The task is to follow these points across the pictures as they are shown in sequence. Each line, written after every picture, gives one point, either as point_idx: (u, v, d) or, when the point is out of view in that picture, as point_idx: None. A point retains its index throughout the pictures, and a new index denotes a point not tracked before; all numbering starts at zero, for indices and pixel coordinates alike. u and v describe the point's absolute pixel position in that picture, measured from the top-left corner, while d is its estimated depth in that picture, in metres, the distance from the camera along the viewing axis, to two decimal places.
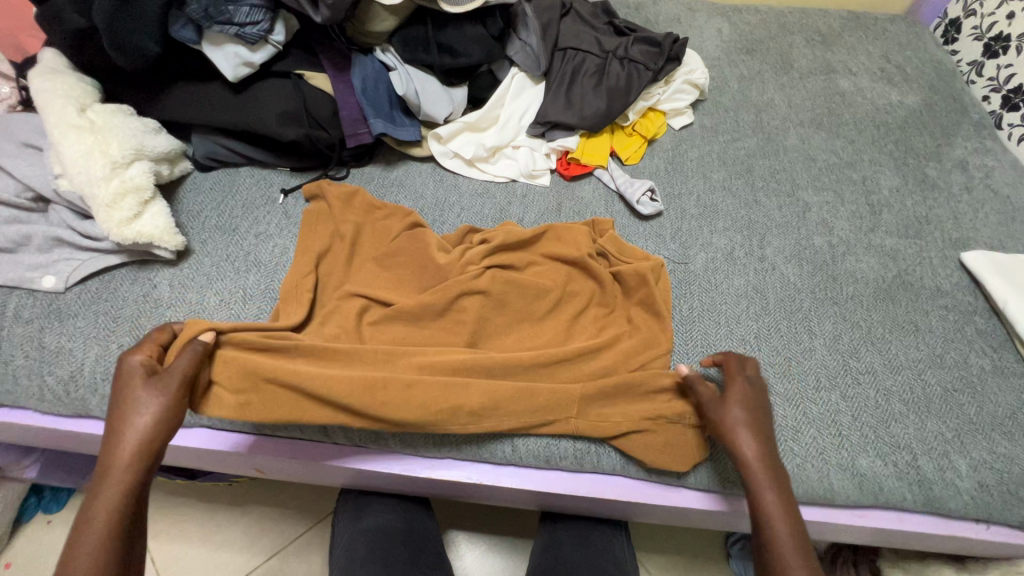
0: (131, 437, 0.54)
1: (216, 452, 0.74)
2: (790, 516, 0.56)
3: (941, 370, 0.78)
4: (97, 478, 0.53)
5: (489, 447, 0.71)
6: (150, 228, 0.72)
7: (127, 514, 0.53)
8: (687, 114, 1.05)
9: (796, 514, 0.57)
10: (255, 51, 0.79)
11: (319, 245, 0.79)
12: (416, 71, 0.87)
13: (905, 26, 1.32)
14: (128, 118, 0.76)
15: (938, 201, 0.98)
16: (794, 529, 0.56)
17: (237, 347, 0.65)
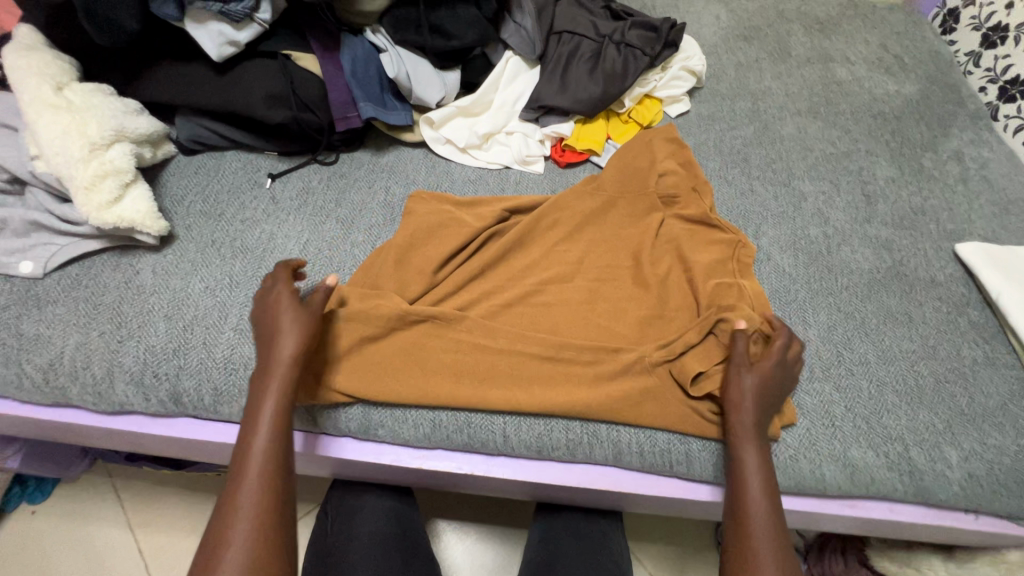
0: (274, 371, 0.60)
1: (200, 443, 0.72)
2: (772, 515, 0.60)
3: (934, 362, 0.77)
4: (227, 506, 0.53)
5: (479, 438, 0.70)
6: (132, 212, 0.70)
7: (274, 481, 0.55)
8: (684, 101, 1.03)
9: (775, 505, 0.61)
10: (240, 30, 0.76)
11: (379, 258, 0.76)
12: (408, 54, 0.85)
13: (904, 14, 1.31)
14: (108, 97, 0.74)
15: (933, 192, 0.98)
16: (771, 514, 0.60)
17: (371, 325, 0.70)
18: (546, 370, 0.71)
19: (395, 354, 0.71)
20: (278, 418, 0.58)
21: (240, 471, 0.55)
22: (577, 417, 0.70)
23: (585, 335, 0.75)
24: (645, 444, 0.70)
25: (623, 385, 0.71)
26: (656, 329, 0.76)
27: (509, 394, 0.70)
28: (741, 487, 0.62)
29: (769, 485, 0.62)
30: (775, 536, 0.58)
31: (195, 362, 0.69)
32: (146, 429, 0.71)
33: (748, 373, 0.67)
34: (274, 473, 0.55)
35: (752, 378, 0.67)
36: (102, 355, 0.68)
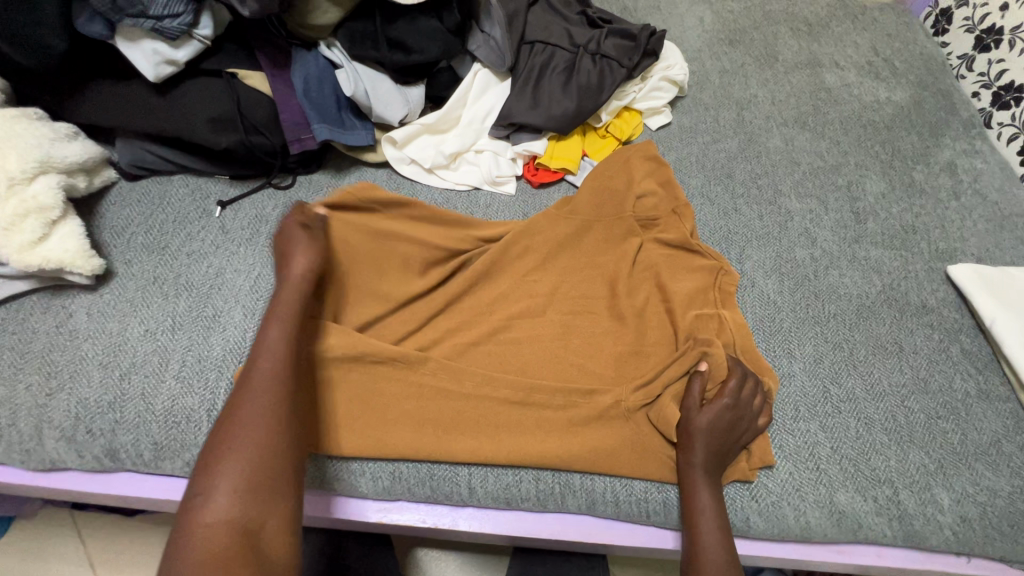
0: (282, 301, 0.59)
1: (144, 499, 0.67)
2: (726, 547, 0.60)
3: (925, 396, 0.73)
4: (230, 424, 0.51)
5: (443, 489, 0.66)
6: (59, 252, 0.64)
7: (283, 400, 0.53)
8: (665, 113, 0.98)
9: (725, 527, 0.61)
10: (178, 48, 0.70)
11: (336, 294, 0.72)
12: (366, 69, 0.79)
13: (895, 15, 1.26)
14: (33, 123, 0.67)
15: (925, 208, 0.93)
16: (719, 529, 0.61)
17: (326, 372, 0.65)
18: (515, 417, 0.67)
19: (352, 399, 0.66)
20: (283, 346, 0.56)
21: (237, 397, 0.52)
22: (547, 466, 0.66)
23: (557, 376, 0.71)
24: (620, 493, 0.66)
25: (599, 432, 0.67)
26: (634, 365, 0.72)
27: (475, 445, 0.66)
28: (694, 524, 0.61)
29: (724, 527, 0.61)
30: (721, 536, 0.60)
31: (132, 415, 0.63)
32: (83, 487, 0.65)
33: (704, 412, 0.65)
34: (280, 391, 0.54)
35: (708, 419, 0.64)
36: (30, 411, 0.63)
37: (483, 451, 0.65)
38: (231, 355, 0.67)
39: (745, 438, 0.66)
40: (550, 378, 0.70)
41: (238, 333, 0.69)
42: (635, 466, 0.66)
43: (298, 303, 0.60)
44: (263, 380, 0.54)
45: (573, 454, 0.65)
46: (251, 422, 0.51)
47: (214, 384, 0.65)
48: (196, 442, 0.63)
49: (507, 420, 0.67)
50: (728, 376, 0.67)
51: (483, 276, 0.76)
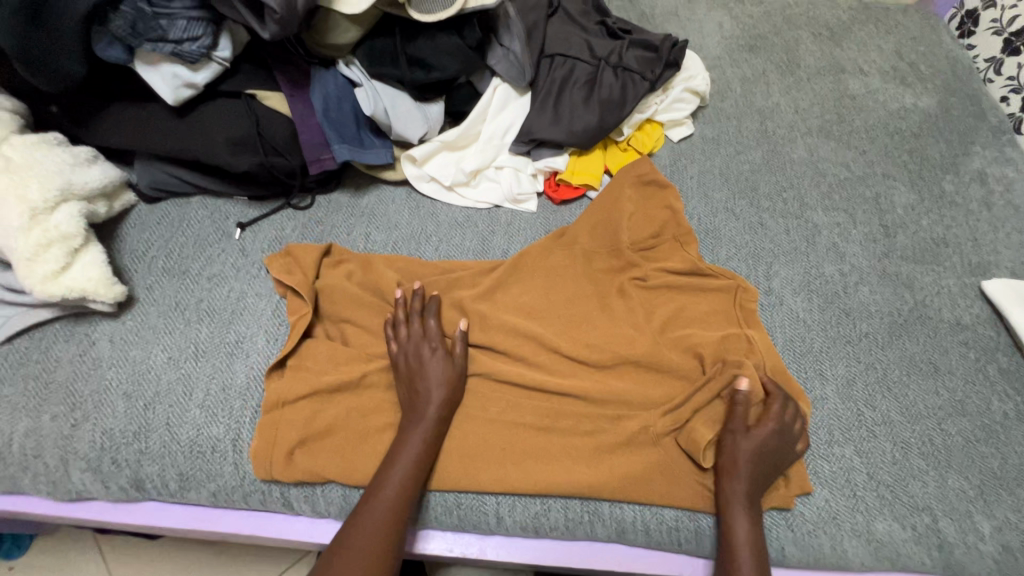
0: (424, 409, 0.63)
1: (169, 529, 0.66)
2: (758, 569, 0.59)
3: (962, 419, 0.71)
4: (346, 548, 0.55)
5: (470, 519, 0.65)
6: (82, 281, 0.63)
7: (393, 528, 0.57)
8: (687, 124, 0.96)
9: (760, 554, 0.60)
10: (197, 70, 0.69)
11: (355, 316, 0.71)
12: (385, 87, 0.78)
13: (918, 17, 1.23)
14: (54, 149, 0.67)
15: (956, 219, 0.91)
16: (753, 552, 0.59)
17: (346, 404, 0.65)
18: (543, 443, 0.66)
19: (384, 429, 0.65)
20: (411, 469, 0.60)
21: (355, 529, 0.57)
22: (576, 494, 0.65)
23: (582, 400, 0.69)
24: (651, 522, 0.65)
25: (627, 459, 0.66)
26: (662, 386, 0.70)
27: (504, 474, 0.64)
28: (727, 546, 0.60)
29: (760, 557, 0.59)
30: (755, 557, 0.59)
31: (157, 446, 0.63)
32: (108, 517, 0.65)
33: (744, 440, 0.63)
34: (396, 521, 0.57)
35: (751, 446, 0.63)
36: (55, 442, 0.62)
37: (515, 481, 0.64)
38: (254, 383, 0.66)
39: (788, 465, 0.65)
40: (578, 403, 0.69)
41: (261, 359, 0.68)
42: (667, 494, 0.64)
43: (444, 404, 0.64)
44: (376, 515, 0.57)
45: (603, 483, 0.64)
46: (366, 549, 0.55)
47: (238, 413, 0.65)
48: (222, 472, 0.63)
49: (534, 449, 0.66)
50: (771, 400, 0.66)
51: (506, 297, 0.75)
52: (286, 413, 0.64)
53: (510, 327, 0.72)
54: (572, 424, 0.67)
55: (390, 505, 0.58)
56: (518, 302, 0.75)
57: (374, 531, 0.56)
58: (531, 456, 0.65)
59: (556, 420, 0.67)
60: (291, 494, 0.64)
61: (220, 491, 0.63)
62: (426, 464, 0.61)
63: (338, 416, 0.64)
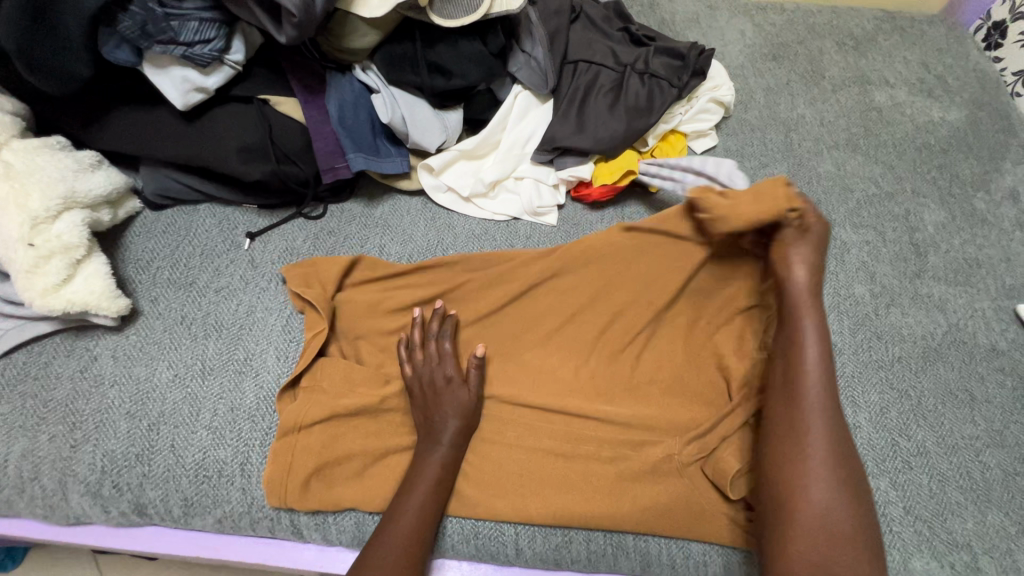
0: (441, 432, 0.60)
1: (172, 556, 0.63)
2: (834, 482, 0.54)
3: (1001, 450, 0.68)
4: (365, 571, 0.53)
5: (488, 549, 0.62)
6: (85, 294, 0.60)
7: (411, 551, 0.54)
8: (711, 136, 0.93)
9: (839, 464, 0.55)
10: (208, 74, 0.66)
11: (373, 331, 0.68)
12: (403, 94, 0.75)
13: (944, 28, 1.20)
14: (56, 155, 0.64)
15: (988, 239, 0.88)
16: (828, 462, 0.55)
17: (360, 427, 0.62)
18: (561, 470, 0.63)
19: (400, 455, 0.62)
20: (430, 489, 0.58)
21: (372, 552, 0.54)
22: (599, 526, 0.62)
23: (604, 427, 0.66)
24: (678, 556, 0.62)
25: (651, 488, 0.62)
26: (687, 411, 0.67)
27: (524, 503, 0.61)
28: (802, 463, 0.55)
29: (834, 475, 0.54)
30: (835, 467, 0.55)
31: (161, 469, 0.60)
32: (108, 543, 0.62)
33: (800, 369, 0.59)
34: (416, 544, 0.55)
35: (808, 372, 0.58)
36: (53, 464, 0.59)
37: (535, 512, 0.60)
38: (264, 404, 0.63)
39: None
40: (601, 428, 0.65)
41: (272, 378, 0.65)
42: (694, 525, 0.61)
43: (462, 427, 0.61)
44: (392, 540, 0.54)
45: (626, 514, 0.61)
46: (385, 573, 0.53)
47: (247, 435, 0.62)
48: (229, 498, 0.60)
49: (556, 478, 0.62)
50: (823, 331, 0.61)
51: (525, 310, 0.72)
52: (300, 437, 0.60)
53: (529, 347, 0.69)
54: (594, 450, 0.64)
55: (411, 531, 0.55)
56: (539, 317, 0.71)
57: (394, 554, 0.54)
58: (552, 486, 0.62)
59: (577, 446, 0.64)
60: (300, 522, 0.60)
61: (227, 518, 0.60)
62: (443, 489, 0.58)
63: (354, 442, 0.61)
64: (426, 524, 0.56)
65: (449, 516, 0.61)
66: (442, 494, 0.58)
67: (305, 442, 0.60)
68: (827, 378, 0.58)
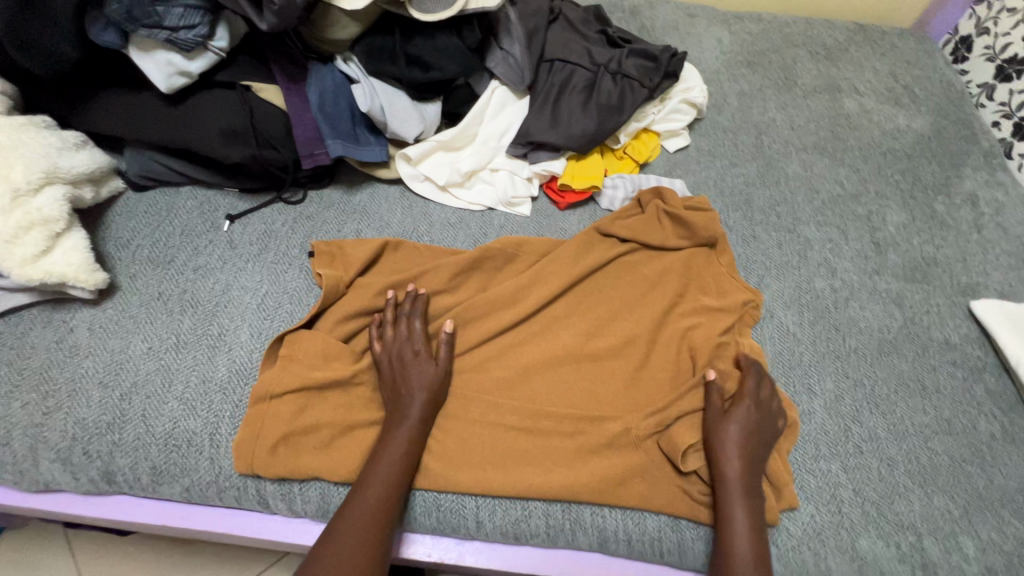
0: (409, 403, 0.63)
1: (141, 525, 0.64)
2: (757, 557, 0.58)
3: (948, 438, 0.71)
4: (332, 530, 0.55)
5: (449, 522, 0.63)
6: (62, 266, 0.62)
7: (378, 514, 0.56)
8: (683, 135, 0.96)
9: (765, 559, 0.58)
10: (192, 59, 0.68)
11: (347, 304, 0.69)
12: (383, 85, 0.77)
13: (913, 41, 1.25)
14: (40, 132, 0.66)
15: (946, 240, 0.91)
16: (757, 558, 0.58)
17: (330, 399, 0.64)
18: (524, 445, 0.65)
19: (367, 426, 0.64)
20: (397, 457, 0.60)
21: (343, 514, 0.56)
22: (559, 499, 0.64)
23: (567, 404, 0.68)
24: (633, 532, 0.64)
25: (607, 461, 0.65)
26: (644, 390, 0.70)
27: (487, 475, 0.63)
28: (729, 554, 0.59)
29: (761, 560, 0.58)
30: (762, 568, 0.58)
31: (131, 438, 0.61)
32: (77, 510, 0.63)
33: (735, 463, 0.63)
34: (383, 506, 0.57)
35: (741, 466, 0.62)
36: (25, 430, 0.60)
37: (497, 484, 0.63)
38: (235, 377, 0.65)
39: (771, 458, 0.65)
40: (563, 404, 0.68)
41: (244, 354, 0.67)
42: (649, 499, 0.64)
43: (429, 399, 0.63)
44: (359, 505, 0.56)
45: (585, 486, 0.63)
46: (349, 534, 0.54)
47: (217, 407, 0.63)
48: (197, 467, 0.61)
49: (518, 452, 0.65)
50: (744, 377, 0.69)
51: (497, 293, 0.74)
52: (272, 406, 0.62)
53: (498, 325, 0.71)
54: (555, 426, 0.66)
55: (380, 495, 0.57)
56: (508, 299, 0.73)
57: (361, 514, 0.56)
58: (514, 458, 0.64)
59: (541, 422, 0.66)
60: (266, 492, 0.62)
61: (194, 487, 0.61)
62: (412, 458, 0.61)
63: (324, 412, 0.63)
64: (394, 487, 0.58)
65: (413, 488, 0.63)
66: (410, 470, 0.60)
67: (276, 410, 0.61)
68: (756, 461, 0.63)
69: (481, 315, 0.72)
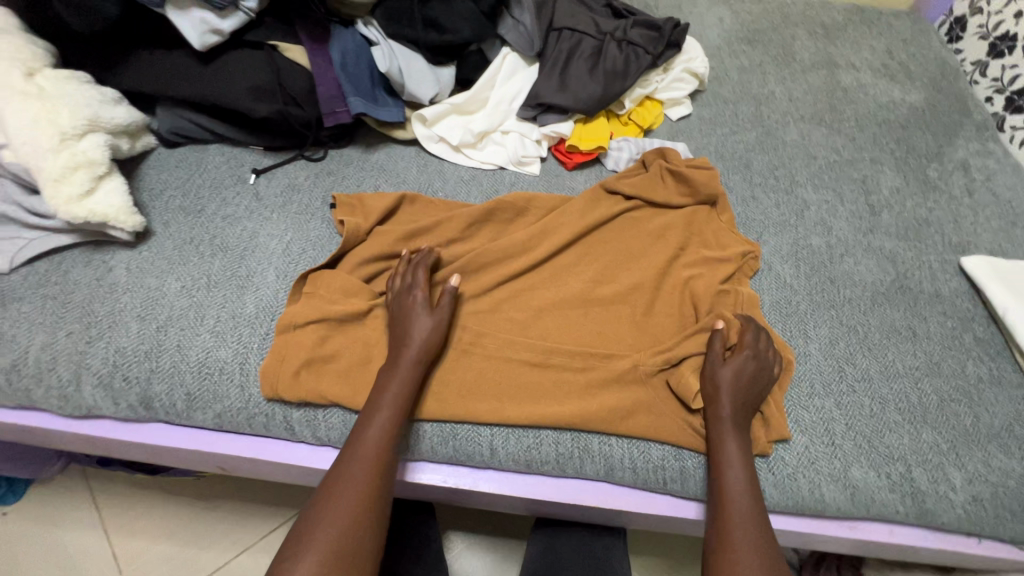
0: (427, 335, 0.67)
1: (174, 451, 0.68)
2: (750, 494, 0.61)
3: (938, 379, 0.75)
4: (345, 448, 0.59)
5: (464, 450, 0.67)
6: (105, 206, 0.67)
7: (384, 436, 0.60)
8: (685, 104, 1.00)
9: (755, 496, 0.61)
10: (224, 18, 0.73)
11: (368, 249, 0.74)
12: (401, 48, 0.82)
13: (909, 21, 1.29)
14: (82, 85, 0.70)
15: (938, 203, 0.95)
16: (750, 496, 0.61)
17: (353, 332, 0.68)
18: (535, 378, 0.69)
19: (387, 358, 0.68)
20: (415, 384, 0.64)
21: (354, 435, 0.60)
22: (568, 429, 0.68)
23: (575, 343, 0.72)
24: (638, 459, 0.67)
25: (614, 394, 0.68)
26: (649, 332, 0.74)
27: (500, 404, 0.67)
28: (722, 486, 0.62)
29: (751, 497, 0.61)
30: (752, 505, 0.60)
31: (167, 365, 0.65)
32: (115, 435, 0.67)
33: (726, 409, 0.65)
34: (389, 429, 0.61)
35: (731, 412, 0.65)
36: (70, 357, 0.65)
37: (509, 412, 0.67)
38: (263, 313, 0.69)
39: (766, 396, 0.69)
40: (571, 343, 0.72)
41: (271, 293, 0.71)
42: (653, 427, 0.67)
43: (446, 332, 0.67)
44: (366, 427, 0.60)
45: (591, 416, 0.67)
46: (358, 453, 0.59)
47: (247, 339, 0.67)
48: (228, 394, 0.65)
49: (529, 384, 0.69)
50: (744, 329, 0.71)
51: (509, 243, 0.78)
52: (299, 337, 0.66)
53: (509, 271, 0.76)
54: (564, 361, 0.70)
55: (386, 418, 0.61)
56: (519, 248, 0.78)
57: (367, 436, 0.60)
58: (525, 389, 0.68)
59: (551, 358, 0.70)
60: (293, 419, 0.66)
61: (225, 413, 0.66)
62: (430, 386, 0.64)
63: (348, 343, 0.67)
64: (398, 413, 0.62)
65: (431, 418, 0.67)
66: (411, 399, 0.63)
67: (303, 341, 0.66)
68: (746, 406, 0.66)
69: (494, 261, 0.76)
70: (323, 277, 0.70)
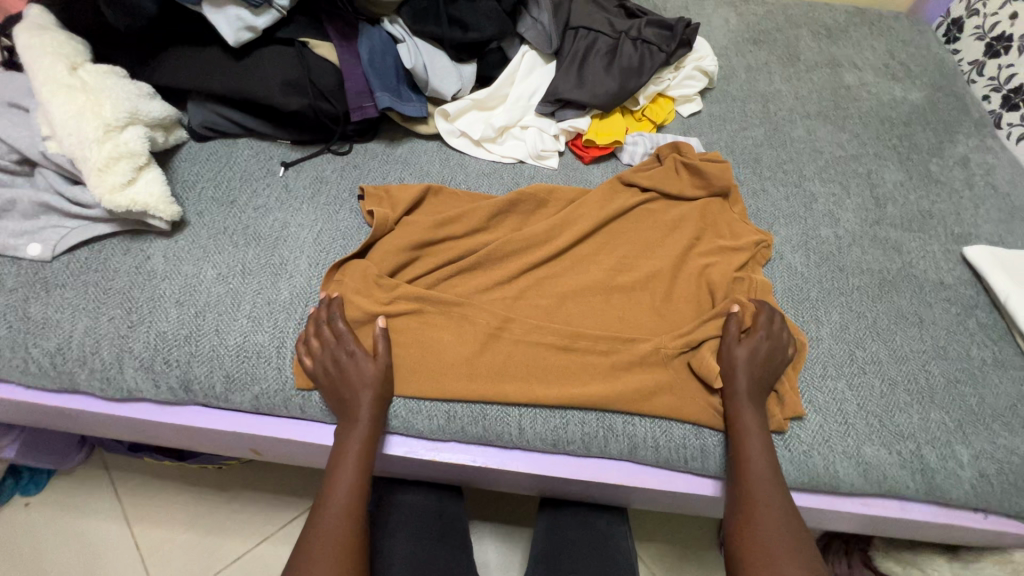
0: None
1: (211, 432, 0.70)
2: (768, 464, 0.64)
3: (943, 362, 0.78)
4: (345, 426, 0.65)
5: (493, 430, 0.70)
6: (145, 195, 0.69)
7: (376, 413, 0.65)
8: (696, 101, 1.04)
9: (772, 468, 0.65)
10: (258, 16, 0.75)
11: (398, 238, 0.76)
12: (425, 46, 0.85)
13: (908, 23, 1.33)
14: (121, 80, 0.72)
15: (940, 196, 0.99)
16: (767, 469, 0.64)
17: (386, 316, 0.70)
18: (561, 360, 0.72)
19: (420, 342, 0.70)
20: None
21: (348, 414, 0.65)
22: (592, 409, 0.70)
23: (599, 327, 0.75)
24: (660, 438, 0.70)
25: (638, 375, 0.71)
26: (669, 317, 0.77)
27: (528, 385, 0.70)
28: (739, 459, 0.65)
29: (767, 470, 0.64)
30: (769, 476, 0.64)
31: (207, 349, 0.68)
32: (155, 417, 0.69)
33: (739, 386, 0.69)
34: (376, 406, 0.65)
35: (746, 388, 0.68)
36: (112, 341, 0.67)
37: (536, 393, 0.69)
38: (298, 299, 0.72)
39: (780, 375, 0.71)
40: (594, 327, 0.75)
41: (304, 280, 0.73)
42: (675, 407, 0.70)
43: None
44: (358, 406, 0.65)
45: (616, 396, 0.69)
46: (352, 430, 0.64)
47: (283, 324, 0.70)
48: (266, 376, 0.68)
49: (555, 366, 0.71)
50: (758, 312, 0.74)
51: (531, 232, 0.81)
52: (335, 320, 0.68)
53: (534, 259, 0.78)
54: (589, 344, 0.73)
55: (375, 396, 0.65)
56: (541, 237, 0.80)
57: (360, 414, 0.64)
58: (551, 371, 0.71)
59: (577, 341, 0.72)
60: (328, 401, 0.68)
61: (263, 395, 0.68)
62: None
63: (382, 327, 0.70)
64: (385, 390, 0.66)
65: (459, 399, 0.70)
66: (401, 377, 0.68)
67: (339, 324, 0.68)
68: (759, 383, 0.69)
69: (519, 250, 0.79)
70: (356, 264, 0.73)
